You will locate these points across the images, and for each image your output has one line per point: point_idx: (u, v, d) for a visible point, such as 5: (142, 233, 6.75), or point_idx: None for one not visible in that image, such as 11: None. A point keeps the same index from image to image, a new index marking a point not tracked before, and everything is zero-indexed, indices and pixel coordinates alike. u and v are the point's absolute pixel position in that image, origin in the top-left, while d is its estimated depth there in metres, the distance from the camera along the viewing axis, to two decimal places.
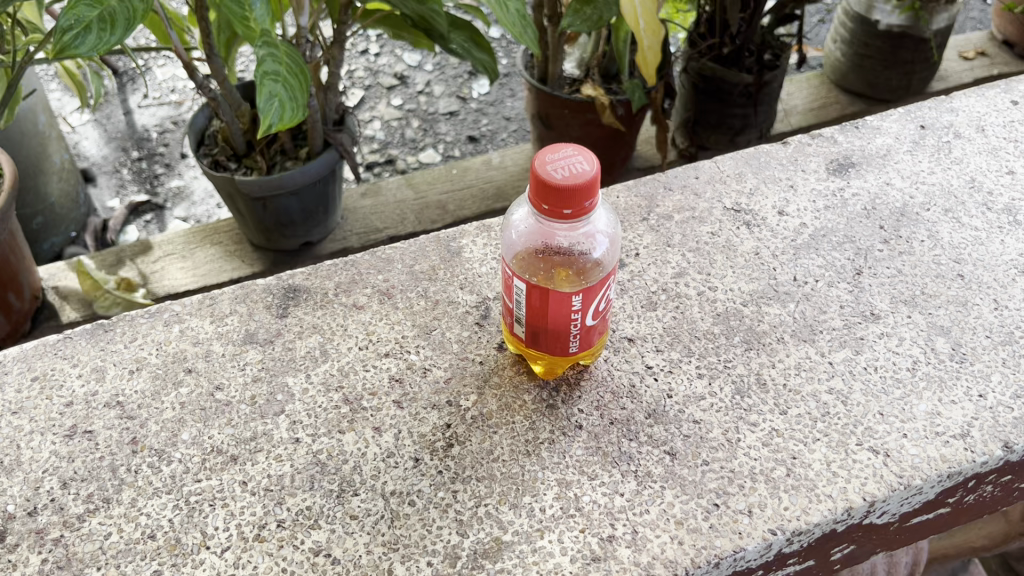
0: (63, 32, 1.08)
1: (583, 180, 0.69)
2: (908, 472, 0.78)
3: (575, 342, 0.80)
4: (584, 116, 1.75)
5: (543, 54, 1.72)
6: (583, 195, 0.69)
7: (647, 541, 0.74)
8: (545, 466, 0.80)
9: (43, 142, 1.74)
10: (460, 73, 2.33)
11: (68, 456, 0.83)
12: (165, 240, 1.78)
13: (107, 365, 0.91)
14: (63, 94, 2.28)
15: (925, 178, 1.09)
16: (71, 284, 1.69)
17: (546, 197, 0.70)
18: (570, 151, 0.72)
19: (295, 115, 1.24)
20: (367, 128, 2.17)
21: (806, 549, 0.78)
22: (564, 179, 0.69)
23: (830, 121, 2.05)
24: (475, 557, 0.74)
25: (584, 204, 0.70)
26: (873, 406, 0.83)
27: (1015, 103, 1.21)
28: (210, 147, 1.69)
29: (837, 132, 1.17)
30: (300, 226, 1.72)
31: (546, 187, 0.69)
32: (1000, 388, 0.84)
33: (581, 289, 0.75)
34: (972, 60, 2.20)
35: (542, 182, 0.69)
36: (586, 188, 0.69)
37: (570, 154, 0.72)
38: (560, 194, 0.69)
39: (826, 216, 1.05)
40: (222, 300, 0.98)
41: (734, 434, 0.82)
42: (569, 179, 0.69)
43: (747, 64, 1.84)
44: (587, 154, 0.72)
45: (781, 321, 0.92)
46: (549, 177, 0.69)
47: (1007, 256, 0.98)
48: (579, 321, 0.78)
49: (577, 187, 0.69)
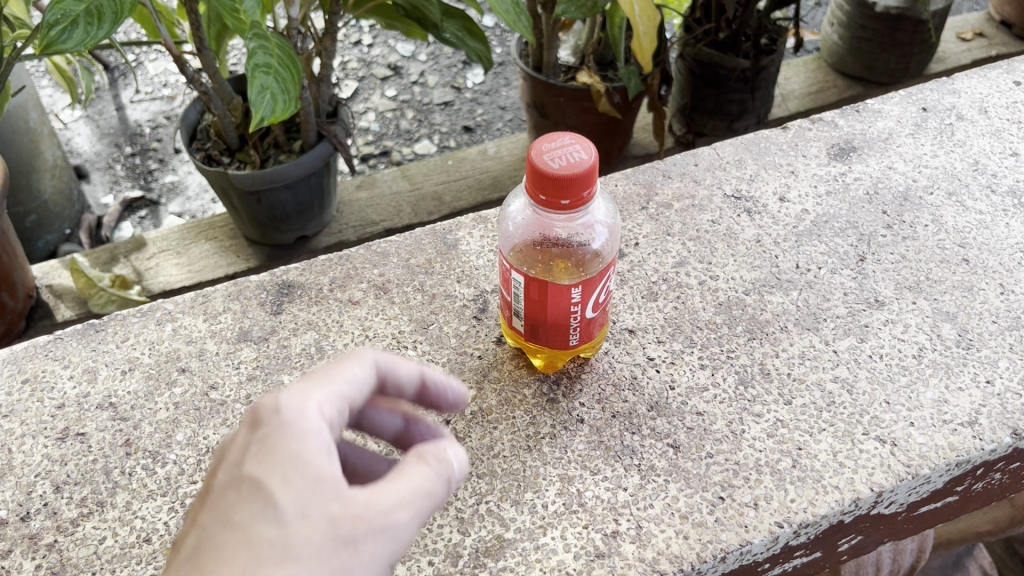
0: (49, 28, 1.06)
1: (580, 170, 0.67)
2: (916, 461, 0.77)
3: (575, 335, 0.79)
4: (580, 105, 1.73)
5: (537, 42, 1.69)
6: (581, 184, 0.68)
7: (651, 536, 0.73)
8: (547, 461, 0.79)
9: (34, 139, 1.71)
10: (455, 62, 2.30)
11: (60, 460, 0.81)
12: (159, 236, 1.76)
13: (99, 366, 0.90)
14: (55, 90, 2.25)
15: (927, 161, 1.07)
16: (65, 283, 1.67)
17: (542, 187, 0.68)
18: (566, 140, 0.71)
19: (286, 108, 1.22)
20: (361, 119, 2.14)
21: (813, 541, 0.76)
22: (561, 169, 0.67)
23: (828, 106, 2.03)
24: (477, 555, 0.73)
25: (581, 195, 0.68)
26: (879, 395, 0.82)
27: (1017, 84, 1.19)
28: (202, 141, 1.67)
29: (837, 116, 1.15)
30: (294, 220, 1.70)
31: (542, 176, 0.67)
32: (1007, 373, 0.83)
33: (581, 281, 0.73)
34: (971, 41, 2.17)
35: (538, 172, 0.67)
36: (584, 177, 0.67)
37: (567, 144, 0.70)
38: (557, 183, 0.67)
39: (828, 201, 1.03)
40: (214, 298, 0.96)
41: (738, 426, 0.80)
42: (565, 169, 0.67)
43: (744, 48, 1.82)
44: (584, 144, 0.70)
45: (784, 309, 0.91)
46: (545, 167, 0.67)
47: (1012, 239, 0.97)
48: (579, 314, 0.76)
49: (574, 177, 0.67)
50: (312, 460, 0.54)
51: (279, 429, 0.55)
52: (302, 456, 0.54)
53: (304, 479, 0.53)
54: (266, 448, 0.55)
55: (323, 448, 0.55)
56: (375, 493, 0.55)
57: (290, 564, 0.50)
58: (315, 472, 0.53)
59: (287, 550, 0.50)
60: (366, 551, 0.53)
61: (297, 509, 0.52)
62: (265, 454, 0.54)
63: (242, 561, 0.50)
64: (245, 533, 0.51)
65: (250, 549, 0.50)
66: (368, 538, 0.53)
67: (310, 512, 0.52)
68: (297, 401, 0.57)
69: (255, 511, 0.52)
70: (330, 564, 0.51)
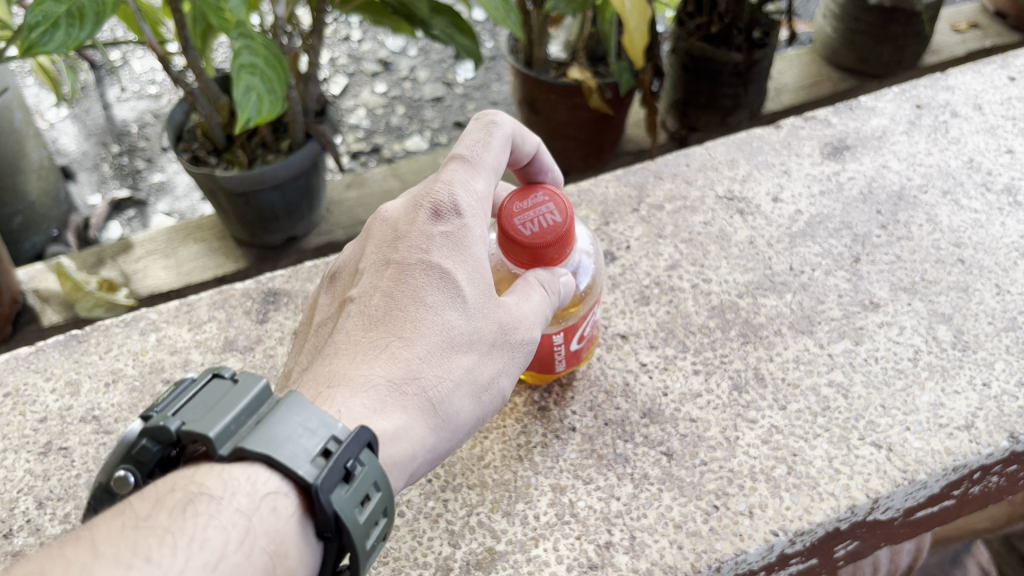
0: (30, 29, 1.03)
1: (552, 238, 0.68)
2: (911, 467, 0.75)
3: (561, 361, 0.79)
4: (571, 101, 1.71)
5: (527, 39, 1.67)
6: (553, 249, 0.69)
7: (645, 547, 0.72)
8: (538, 471, 0.78)
9: (21, 140, 1.68)
10: (445, 57, 2.28)
11: (42, 475, 0.80)
12: (146, 239, 1.74)
13: (82, 379, 0.88)
14: (41, 89, 2.22)
15: (921, 160, 1.06)
16: (52, 287, 1.64)
17: (514, 253, 0.70)
18: (540, 196, 0.70)
19: (272, 108, 1.21)
20: (351, 116, 2.12)
21: (809, 548, 0.75)
22: (532, 238, 0.68)
23: (821, 100, 2.01)
24: (467, 568, 0.72)
25: (555, 257, 0.70)
26: (874, 399, 0.81)
27: (1012, 79, 1.17)
28: (189, 142, 1.65)
29: (830, 114, 1.14)
30: (283, 221, 1.67)
31: (513, 246, 0.69)
32: (1003, 376, 0.82)
33: (561, 327, 0.75)
34: (964, 33, 2.16)
35: (510, 242, 0.69)
36: (556, 243, 0.69)
37: (540, 201, 0.70)
38: (527, 252, 0.68)
39: (821, 201, 1.02)
40: (199, 306, 0.95)
41: (733, 432, 0.79)
42: (537, 237, 0.68)
43: (736, 43, 1.79)
44: (557, 200, 0.70)
45: (778, 312, 0.90)
46: (517, 235, 0.68)
47: (1007, 238, 0.95)
48: (563, 348, 0.77)
49: (546, 246, 0.68)
50: (483, 270, 0.67)
51: (460, 229, 0.67)
52: (479, 261, 0.67)
53: (482, 280, 0.66)
54: (452, 239, 0.67)
55: (484, 255, 0.68)
56: (519, 301, 0.67)
57: (470, 353, 0.64)
58: (486, 279, 0.66)
59: (470, 340, 0.64)
60: (519, 356, 0.66)
61: (477, 308, 0.65)
62: (451, 246, 0.66)
63: (438, 342, 0.63)
64: (439, 319, 0.64)
65: (447, 335, 0.63)
66: (521, 346, 0.66)
67: (488, 315, 0.65)
68: (472, 199, 0.69)
69: (445, 296, 0.64)
70: (496, 360, 0.65)
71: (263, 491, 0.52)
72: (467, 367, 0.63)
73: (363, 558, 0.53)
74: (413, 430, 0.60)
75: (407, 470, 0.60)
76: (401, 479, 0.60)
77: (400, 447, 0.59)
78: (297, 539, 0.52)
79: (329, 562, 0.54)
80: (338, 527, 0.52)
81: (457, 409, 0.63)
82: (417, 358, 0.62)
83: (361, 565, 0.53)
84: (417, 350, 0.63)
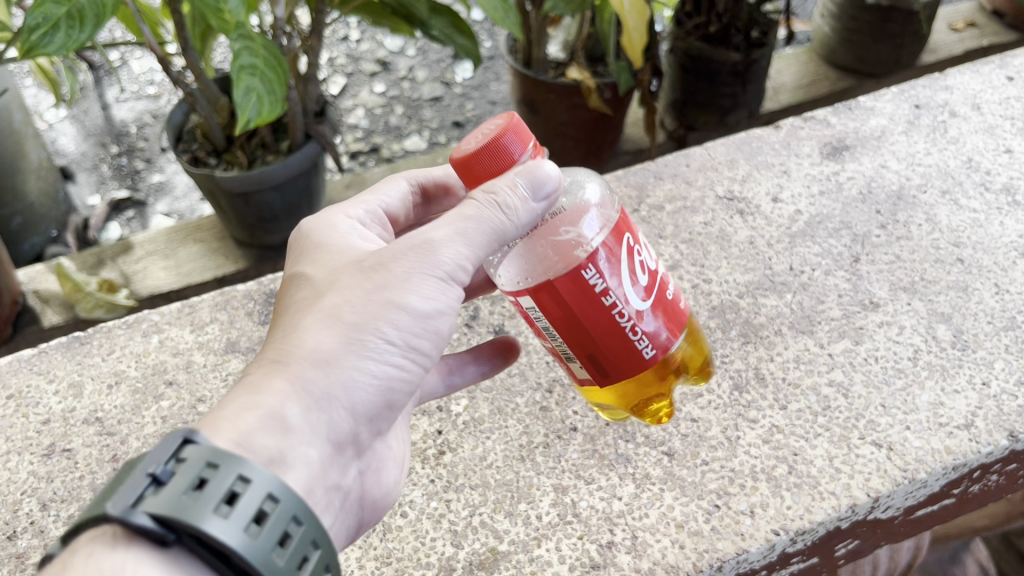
0: (30, 32, 1.03)
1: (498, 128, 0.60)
2: (911, 466, 0.76)
3: (644, 341, 0.65)
4: (571, 101, 1.71)
5: (526, 39, 1.67)
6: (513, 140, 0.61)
7: (647, 547, 0.72)
8: (540, 471, 0.78)
9: (20, 142, 1.68)
10: (444, 57, 2.28)
11: (46, 476, 0.80)
12: (146, 240, 1.74)
13: (85, 380, 0.88)
14: (40, 90, 2.22)
15: (920, 160, 1.06)
16: (52, 288, 1.64)
17: (482, 171, 0.61)
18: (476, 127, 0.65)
19: (272, 110, 1.21)
20: (350, 116, 2.12)
21: (809, 547, 0.75)
22: (482, 141, 0.60)
23: (820, 99, 2.02)
24: (470, 569, 0.72)
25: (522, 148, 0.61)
26: (874, 399, 0.81)
27: (1010, 79, 1.18)
28: (188, 143, 1.65)
29: (829, 114, 1.15)
30: (283, 222, 1.67)
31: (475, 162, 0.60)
32: (1003, 375, 0.82)
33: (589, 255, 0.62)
34: (962, 32, 2.16)
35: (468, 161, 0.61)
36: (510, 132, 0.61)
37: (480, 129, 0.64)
38: (488, 155, 0.60)
39: (821, 202, 1.02)
40: (201, 308, 0.95)
41: (734, 432, 0.80)
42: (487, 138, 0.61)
43: (735, 42, 1.79)
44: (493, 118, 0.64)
45: (778, 312, 0.90)
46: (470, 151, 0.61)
47: (1007, 238, 0.96)
48: (622, 309, 0.63)
49: (500, 139, 0.60)
50: (332, 248, 0.64)
51: (302, 239, 0.68)
52: (322, 244, 0.65)
53: (330, 254, 0.63)
54: (295, 249, 0.66)
55: (338, 239, 0.66)
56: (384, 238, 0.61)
57: (325, 299, 0.58)
58: (335, 252, 0.63)
59: (319, 293, 0.59)
60: (394, 270, 0.58)
61: (325, 271, 0.61)
62: (293, 254, 0.66)
63: (287, 316, 0.59)
64: (286, 303, 0.61)
65: (292, 307, 0.60)
66: (391, 263, 0.59)
67: (336, 268, 0.61)
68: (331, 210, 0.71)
69: (292, 286, 0.62)
70: (364, 285, 0.58)
71: (78, 552, 0.47)
72: (319, 312, 0.58)
73: (206, 527, 0.46)
74: (270, 392, 0.55)
75: (281, 424, 0.54)
76: (277, 436, 0.53)
77: (255, 412, 0.54)
78: (136, 565, 0.45)
79: (199, 554, 0.47)
80: (165, 524, 0.46)
81: (329, 344, 0.56)
82: (269, 343, 0.59)
83: (213, 533, 0.46)
84: (270, 337, 0.59)
